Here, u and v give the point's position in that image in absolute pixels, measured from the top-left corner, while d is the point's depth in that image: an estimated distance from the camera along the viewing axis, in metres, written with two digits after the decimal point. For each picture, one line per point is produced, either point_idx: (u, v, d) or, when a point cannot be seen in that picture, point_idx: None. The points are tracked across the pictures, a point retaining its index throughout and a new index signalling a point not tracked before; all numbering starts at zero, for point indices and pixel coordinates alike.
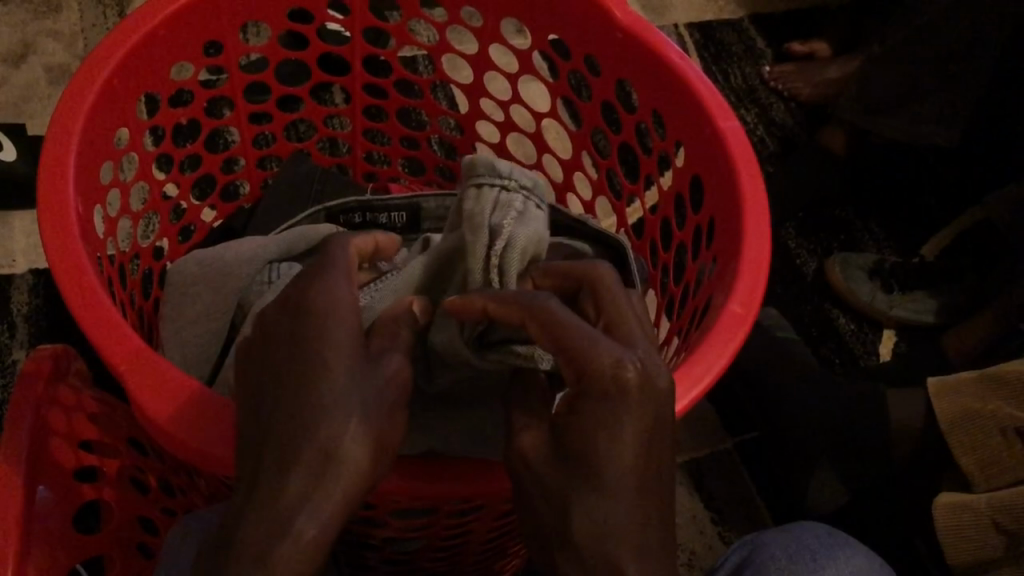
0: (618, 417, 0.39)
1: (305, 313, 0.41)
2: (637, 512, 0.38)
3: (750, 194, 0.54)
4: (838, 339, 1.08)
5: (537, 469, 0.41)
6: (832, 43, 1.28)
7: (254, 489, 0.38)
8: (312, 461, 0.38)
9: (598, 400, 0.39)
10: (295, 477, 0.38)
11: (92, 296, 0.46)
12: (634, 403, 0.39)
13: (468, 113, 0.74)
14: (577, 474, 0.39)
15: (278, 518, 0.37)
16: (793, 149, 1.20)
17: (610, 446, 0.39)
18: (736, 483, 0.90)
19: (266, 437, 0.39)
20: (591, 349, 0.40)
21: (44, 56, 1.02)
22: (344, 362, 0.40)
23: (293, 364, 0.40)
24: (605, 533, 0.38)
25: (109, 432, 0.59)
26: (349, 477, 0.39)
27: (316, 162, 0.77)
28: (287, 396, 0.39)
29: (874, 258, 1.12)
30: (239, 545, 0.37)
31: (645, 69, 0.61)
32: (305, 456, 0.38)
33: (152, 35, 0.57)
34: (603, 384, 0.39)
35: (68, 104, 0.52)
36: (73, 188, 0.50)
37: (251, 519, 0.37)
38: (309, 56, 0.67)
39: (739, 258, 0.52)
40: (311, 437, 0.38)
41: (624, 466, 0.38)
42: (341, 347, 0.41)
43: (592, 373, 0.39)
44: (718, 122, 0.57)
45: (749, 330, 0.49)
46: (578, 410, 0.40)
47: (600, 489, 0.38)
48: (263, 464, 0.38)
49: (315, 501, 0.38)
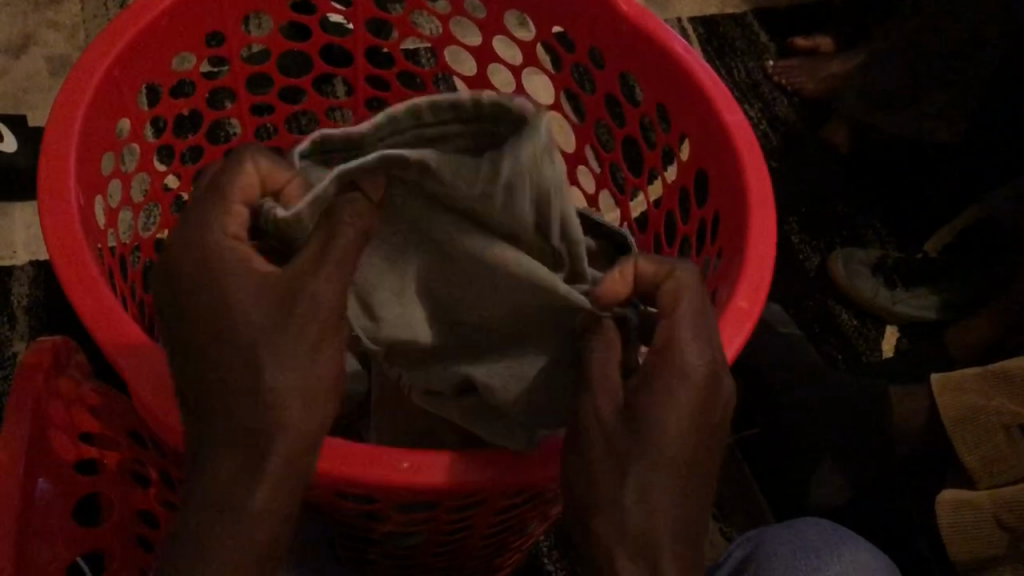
0: (677, 404, 0.40)
1: (207, 268, 0.40)
2: (671, 501, 0.39)
3: (756, 189, 0.54)
4: (841, 335, 1.08)
5: (585, 430, 0.41)
6: (837, 38, 1.28)
7: (196, 468, 0.39)
8: (251, 423, 0.39)
9: (665, 380, 0.41)
10: (222, 451, 0.39)
11: (91, 286, 0.45)
12: (695, 393, 0.41)
13: (470, 106, 0.74)
14: (605, 447, 0.40)
15: (229, 494, 0.38)
16: (796, 145, 1.19)
17: (668, 429, 0.40)
18: (739, 479, 0.90)
19: (206, 398, 0.40)
20: (670, 345, 0.42)
21: (45, 48, 1.02)
22: (257, 313, 0.40)
23: (226, 321, 0.40)
24: (627, 519, 0.39)
25: (108, 424, 0.59)
26: (294, 433, 0.39)
27: (317, 153, 0.76)
28: (213, 358, 0.40)
29: (876, 255, 1.12)
30: (198, 520, 0.38)
31: (651, 63, 0.61)
32: (248, 418, 0.39)
33: (150, 27, 0.56)
34: (675, 375, 0.41)
35: (69, 95, 0.51)
36: (74, 179, 0.49)
37: (200, 488, 0.39)
38: (312, 47, 0.66)
39: (744, 251, 0.52)
40: (250, 394, 0.39)
41: (672, 456, 0.40)
42: (249, 305, 0.40)
43: (674, 364, 0.41)
44: (724, 115, 0.56)
45: (754, 324, 0.48)
46: (649, 386, 0.41)
47: (642, 474, 0.39)
48: (212, 429, 0.39)
49: (257, 470, 0.38)
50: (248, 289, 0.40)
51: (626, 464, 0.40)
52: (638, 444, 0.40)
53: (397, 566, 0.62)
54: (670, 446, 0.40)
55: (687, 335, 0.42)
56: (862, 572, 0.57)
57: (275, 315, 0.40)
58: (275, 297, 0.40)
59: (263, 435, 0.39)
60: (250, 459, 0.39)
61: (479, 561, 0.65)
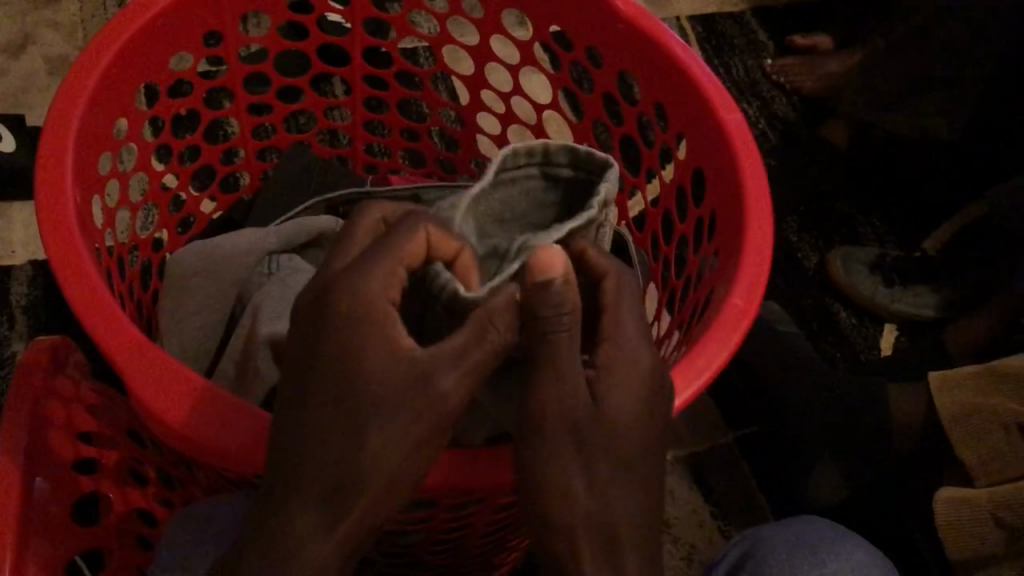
0: (633, 400, 0.42)
1: (349, 334, 0.39)
2: (631, 490, 0.43)
3: (753, 187, 0.54)
4: (839, 333, 1.08)
5: (551, 431, 0.42)
6: (836, 36, 1.28)
7: (281, 510, 0.40)
8: (346, 489, 0.40)
9: (612, 371, 0.43)
10: (312, 506, 0.40)
11: (89, 286, 0.45)
12: (648, 389, 0.43)
13: (468, 105, 0.74)
14: (572, 444, 0.42)
15: (300, 536, 0.39)
16: (795, 143, 1.19)
17: (626, 423, 0.42)
18: (737, 477, 0.90)
19: (308, 450, 0.39)
20: (615, 341, 0.43)
21: (43, 47, 1.02)
22: (386, 394, 0.39)
23: (341, 383, 0.39)
24: (594, 511, 0.42)
25: (108, 423, 0.59)
26: (378, 495, 0.40)
27: (316, 153, 0.76)
28: (333, 418, 0.39)
29: (874, 253, 1.12)
30: (270, 553, 0.40)
31: (648, 62, 0.61)
32: (345, 483, 0.40)
33: (147, 27, 0.56)
34: (632, 370, 0.43)
35: (67, 94, 0.51)
36: (72, 178, 0.49)
37: (274, 522, 0.40)
38: (309, 46, 0.66)
39: (741, 251, 0.52)
40: (353, 466, 0.39)
41: (630, 447, 0.42)
42: (378, 379, 0.39)
43: (620, 359, 0.43)
44: (721, 115, 0.56)
45: (750, 322, 0.48)
46: (605, 381, 0.43)
47: (608, 467, 0.42)
48: (304, 479, 0.39)
49: (336, 522, 0.40)
50: (391, 367, 0.40)
51: (591, 460, 0.42)
52: (604, 441, 0.42)
53: (395, 565, 0.62)
54: (625, 438, 0.42)
55: (629, 330, 0.44)
56: (859, 571, 0.57)
57: (399, 398, 0.40)
58: (406, 380, 0.40)
59: (346, 493, 0.40)
60: (333, 514, 0.40)
61: (477, 561, 0.65)
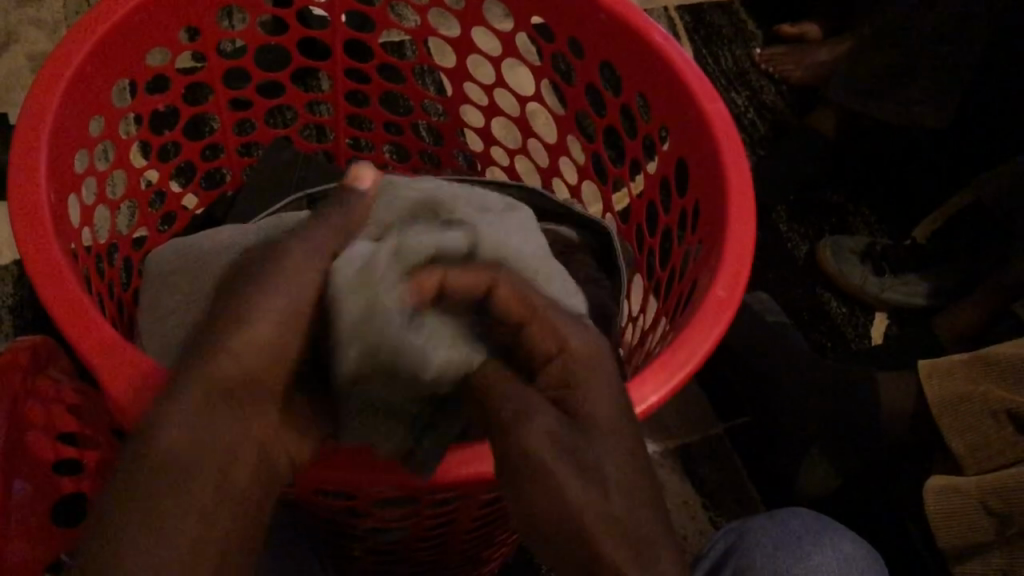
0: (607, 399, 0.41)
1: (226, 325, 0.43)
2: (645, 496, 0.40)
3: (736, 178, 0.54)
4: (829, 321, 1.08)
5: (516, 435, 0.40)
6: (824, 25, 1.28)
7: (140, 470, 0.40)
8: (179, 438, 0.41)
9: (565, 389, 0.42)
10: (166, 458, 0.40)
11: (60, 284, 0.45)
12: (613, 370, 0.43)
13: (452, 99, 0.73)
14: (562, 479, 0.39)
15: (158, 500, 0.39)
16: (784, 133, 1.19)
17: (607, 421, 0.41)
18: (728, 468, 0.89)
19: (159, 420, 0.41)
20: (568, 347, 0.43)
21: (27, 45, 1.01)
22: (232, 334, 0.43)
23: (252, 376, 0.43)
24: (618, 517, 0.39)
25: (90, 422, 0.59)
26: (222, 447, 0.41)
27: (299, 148, 0.75)
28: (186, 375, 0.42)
29: (865, 241, 1.12)
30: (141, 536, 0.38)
31: (630, 52, 0.60)
32: (182, 435, 0.41)
33: (121, 24, 0.55)
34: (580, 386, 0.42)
35: (38, 91, 0.51)
36: (45, 179, 0.49)
37: (149, 471, 0.40)
38: (289, 42, 0.65)
39: (723, 240, 0.51)
40: (194, 410, 0.41)
41: (605, 423, 0.41)
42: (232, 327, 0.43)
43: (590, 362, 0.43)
44: (703, 103, 0.56)
45: (733, 314, 0.48)
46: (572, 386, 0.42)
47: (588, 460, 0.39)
48: (162, 444, 0.40)
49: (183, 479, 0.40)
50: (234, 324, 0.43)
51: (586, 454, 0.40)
52: (589, 442, 0.40)
53: (383, 562, 0.62)
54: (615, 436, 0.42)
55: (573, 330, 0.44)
56: (847, 565, 0.57)
57: (242, 353, 0.43)
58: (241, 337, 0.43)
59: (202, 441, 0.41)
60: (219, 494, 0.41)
61: (464, 556, 0.65)
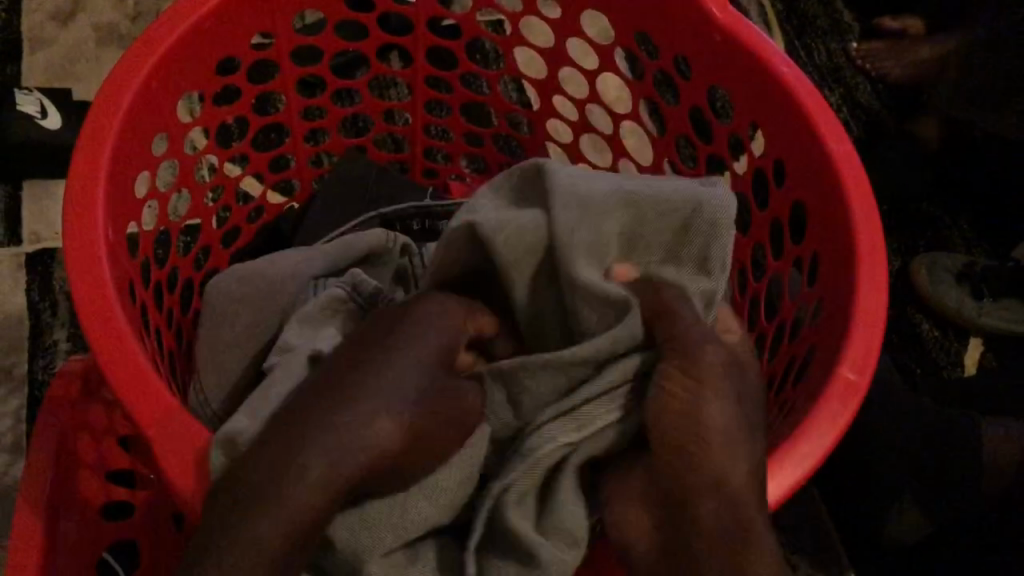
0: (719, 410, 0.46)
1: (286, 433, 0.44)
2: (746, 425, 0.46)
3: (866, 239, 0.50)
4: (920, 345, 1.02)
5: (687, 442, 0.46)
6: (928, 19, 1.18)
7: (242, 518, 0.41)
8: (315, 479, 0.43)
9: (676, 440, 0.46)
10: (298, 487, 0.43)
11: (119, 347, 0.44)
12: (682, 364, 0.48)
13: (537, 111, 0.68)
14: (715, 494, 0.44)
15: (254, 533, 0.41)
16: (879, 137, 1.11)
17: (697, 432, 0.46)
18: (808, 503, 0.84)
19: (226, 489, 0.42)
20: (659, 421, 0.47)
21: (93, 15, 0.98)
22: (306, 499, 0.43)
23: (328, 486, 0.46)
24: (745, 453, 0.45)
25: (146, 459, 0.59)
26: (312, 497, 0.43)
27: (372, 159, 0.71)
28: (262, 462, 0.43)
29: (965, 261, 1.04)
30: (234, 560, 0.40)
31: (749, 82, 0.56)
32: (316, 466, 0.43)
33: (191, 32, 0.53)
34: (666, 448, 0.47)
35: (93, 124, 0.49)
36: (103, 217, 0.48)
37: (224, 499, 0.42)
38: (367, 46, 0.60)
39: (851, 313, 0.49)
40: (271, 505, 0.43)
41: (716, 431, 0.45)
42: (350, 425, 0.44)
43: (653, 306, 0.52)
44: (827, 144, 0.52)
45: (863, 396, 0.46)
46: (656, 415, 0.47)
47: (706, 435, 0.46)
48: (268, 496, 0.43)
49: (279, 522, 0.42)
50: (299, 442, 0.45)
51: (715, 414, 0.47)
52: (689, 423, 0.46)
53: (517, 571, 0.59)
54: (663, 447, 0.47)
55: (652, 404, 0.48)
56: None
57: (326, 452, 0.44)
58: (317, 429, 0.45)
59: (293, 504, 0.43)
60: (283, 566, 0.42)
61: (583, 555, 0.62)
